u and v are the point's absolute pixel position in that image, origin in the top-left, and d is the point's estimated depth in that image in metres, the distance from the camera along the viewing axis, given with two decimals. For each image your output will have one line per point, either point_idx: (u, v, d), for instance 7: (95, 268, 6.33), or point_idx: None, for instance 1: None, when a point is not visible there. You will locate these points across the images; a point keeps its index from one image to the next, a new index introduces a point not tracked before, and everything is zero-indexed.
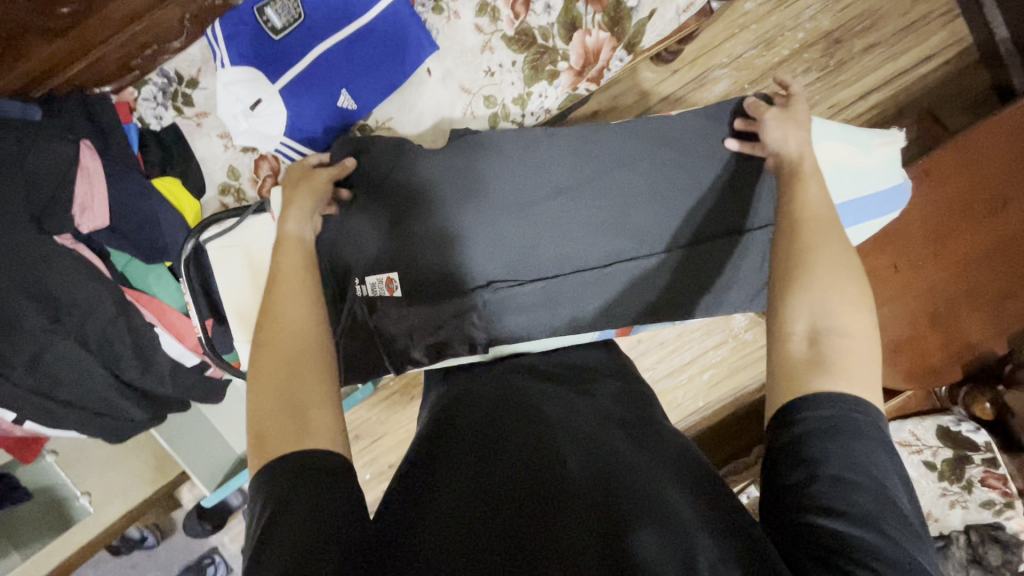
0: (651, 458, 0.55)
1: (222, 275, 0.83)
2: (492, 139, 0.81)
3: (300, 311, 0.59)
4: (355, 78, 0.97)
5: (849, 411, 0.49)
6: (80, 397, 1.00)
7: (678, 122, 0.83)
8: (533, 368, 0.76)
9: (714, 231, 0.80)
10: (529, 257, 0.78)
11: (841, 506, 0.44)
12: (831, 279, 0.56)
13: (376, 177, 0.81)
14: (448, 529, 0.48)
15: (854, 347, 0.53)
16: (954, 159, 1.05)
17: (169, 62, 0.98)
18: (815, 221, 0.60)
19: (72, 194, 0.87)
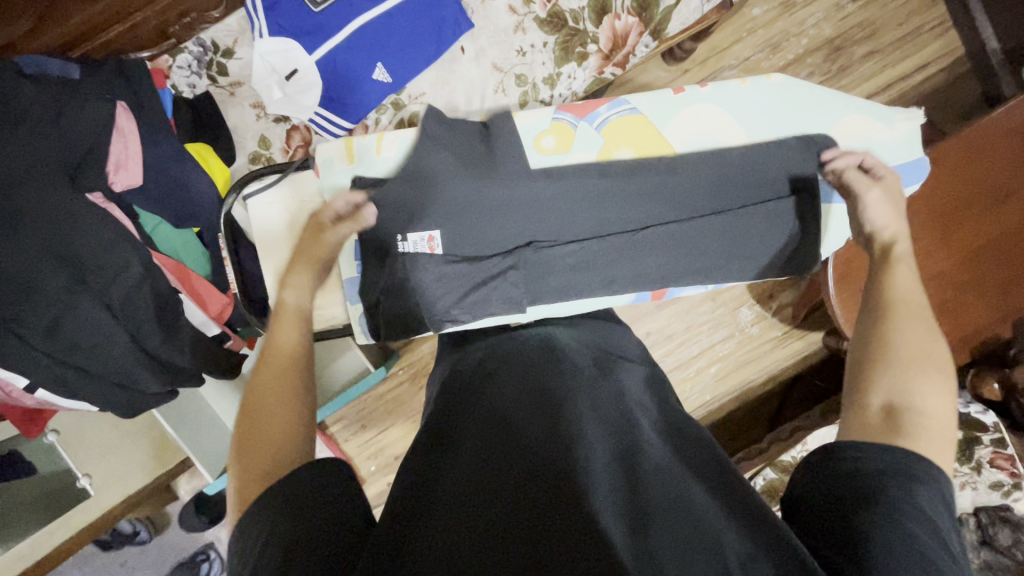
0: (675, 455, 0.57)
1: (265, 234, 0.85)
2: (533, 109, 0.83)
3: (283, 382, 0.56)
4: (392, 52, 0.99)
5: (901, 454, 0.49)
6: (97, 367, 0.94)
7: (723, 89, 0.83)
8: (556, 346, 0.72)
9: (756, 198, 0.81)
10: (567, 221, 0.80)
11: (889, 536, 0.45)
12: (919, 364, 0.55)
13: (418, 134, 0.81)
14: (471, 514, 0.50)
15: (930, 426, 0.52)
16: (963, 150, 1.10)
17: (206, 32, 0.99)
18: (913, 308, 0.59)
19: (107, 151, 0.87)
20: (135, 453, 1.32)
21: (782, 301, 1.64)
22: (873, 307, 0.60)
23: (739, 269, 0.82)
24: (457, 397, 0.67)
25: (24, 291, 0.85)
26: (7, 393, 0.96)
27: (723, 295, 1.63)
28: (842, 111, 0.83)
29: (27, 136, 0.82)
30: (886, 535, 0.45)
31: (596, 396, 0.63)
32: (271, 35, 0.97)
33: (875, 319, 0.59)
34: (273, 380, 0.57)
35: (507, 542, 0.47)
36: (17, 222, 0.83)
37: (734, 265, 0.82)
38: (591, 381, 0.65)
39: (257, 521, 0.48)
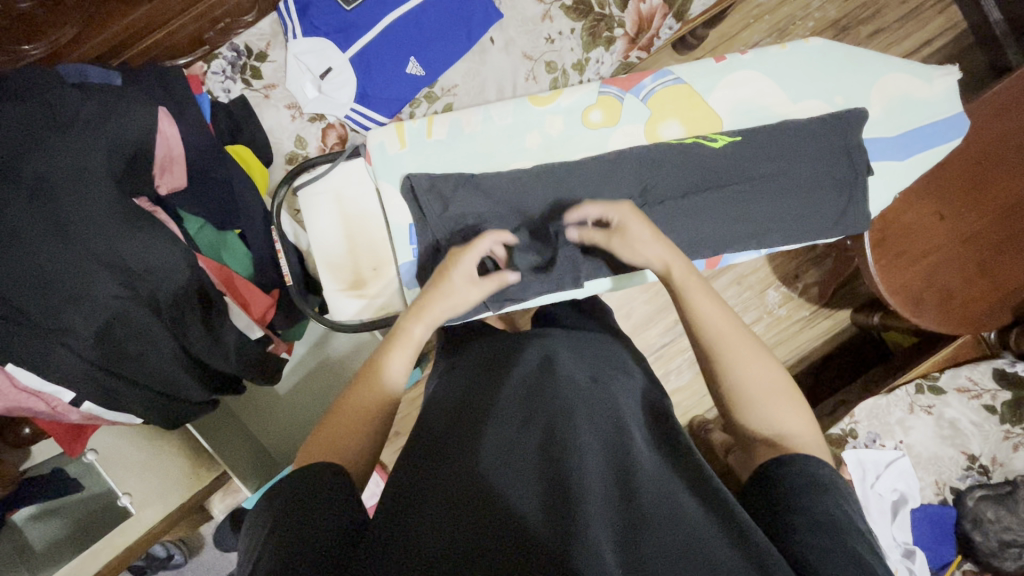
0: (668, 471, 0.57)
1: (314, 223, 0.82)
2: (577, 92, 0.83)
3: (364, 424, 0.59)
4: (423, 46, 1.00)
5: (823, 475, 0.54)
6: (144, 375, 0.92)
7: (765, 55, 0.84)
8: (552, 358, 0.69)
9: (806, 165, 0.81)
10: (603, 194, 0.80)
11: (821, 543, 0.48)
12: (775, 398, 0.59)
13: (465, 120, 0.82)
14: (457, 523, 0.48)
15: (808, 445, 0.57)
16: (984, 111, 1.12)
17: (239, 36, 1.00)
18: (722, 342, 0.61)
19: (155, 154, 0.88)
20: (174, 471, 1.29)
21: (807, 281, 1.64)
22: (702, 349, 0.62)
23: (791, 231, 0.82)
24: (454, 401, 0.67)
25: (70, 298, 0.82)
26: (51, 406, 0.90)
27: (748, 278, 1.62)
28: (883, 71, 0.84)
29: (74, 140, 0.80)
30: (821, 550, 0.47)
31: (591, 403, 0.61)
32: (305, 35, 0.99)
33: (716, 362, 0.61)
34: (351, 426, 0.58)
35: (494, 550, 0.45)
36: (64, 229, 0.80)
37: (787, 227, 0.82)
38: (586, 391, 0.64)
39: (267, 521, 0.49)
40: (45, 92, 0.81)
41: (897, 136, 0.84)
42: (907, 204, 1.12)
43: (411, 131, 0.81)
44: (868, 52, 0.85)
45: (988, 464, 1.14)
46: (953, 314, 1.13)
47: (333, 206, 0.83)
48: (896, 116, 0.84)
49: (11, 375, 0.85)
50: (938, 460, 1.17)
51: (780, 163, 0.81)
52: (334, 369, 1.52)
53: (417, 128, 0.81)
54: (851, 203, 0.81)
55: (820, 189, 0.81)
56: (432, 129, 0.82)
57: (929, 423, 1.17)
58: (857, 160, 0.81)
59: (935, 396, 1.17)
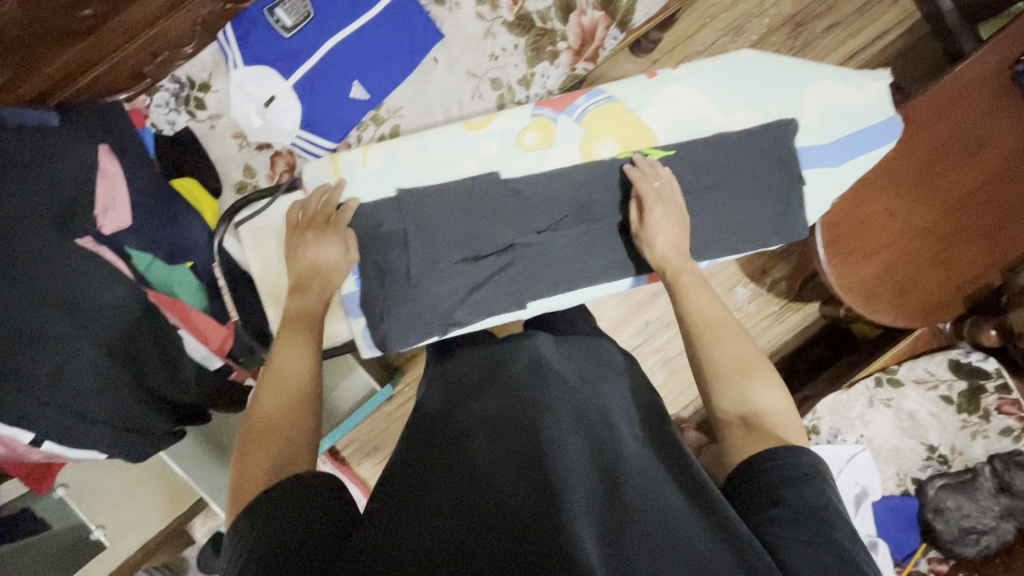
0: (654, 464, 0.58)
1: (258, 258, 0.82)
2: (508, 117, 0.83)
3: (298, 431, 0.59)
4: (364, 69, 1.00)
5: (798, 463, 0.54)
6: (104, 414, 0.91)
7: (697, 68, 0.85)
8: (541, 360, 0.71)
9: (746, 177, 0.82)
10: (536, 210, 0.81)
11: (804, 535, 0.48)
12: (747, 374, 0.63)
13: (400, 150, 0.83)
14: (447, 524, 0.49)
15: (777, 420, 0.60)
16: (931, 107, 1.13)
17: (181, 68, 1.00)
18: (707, 326, 0.67)
19: (95, 195, 0.88)
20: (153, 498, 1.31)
21: (775, 276, 1.65)
22: (688, 335, 0.68)
23: (731, 244, 0.82)
24: (443, 409, 0.68)
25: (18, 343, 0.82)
26: (10, 447, 0.90)
27: (716, 277, 1.63)
28: (814, 79, 0.85)
29: (12, 186, 0.81)
30: (808, 542, 0.47)
31: (579, 407, 0.64)
32: (246, 65, 0.98)
33: (698, 345, 0.66)
34: (289, 432, 0.59)
35: (483, 547, 0.47)
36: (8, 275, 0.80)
37: (730, 239, 0.82)
38: (575, 394, 0.66)
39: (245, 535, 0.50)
40: None
41: (832, 143, 0.84)
42: (858, 203, 1.13)
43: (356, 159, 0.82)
44: (797, 62, 0.86)
45: (947, 453, 1.17)
46: (908, 308, 1.15)
47: (275, 240, 0.83)
48: (830, 124, 0.85)
49: None
50: (899, 452, 1.19)
51: (733, 176, 0.82)
52: None
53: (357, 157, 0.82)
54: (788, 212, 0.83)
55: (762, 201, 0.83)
56: (371, 158, 0.82)
57: (888, 416, 1.19)
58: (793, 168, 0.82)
59: (893, 389, 1.19)
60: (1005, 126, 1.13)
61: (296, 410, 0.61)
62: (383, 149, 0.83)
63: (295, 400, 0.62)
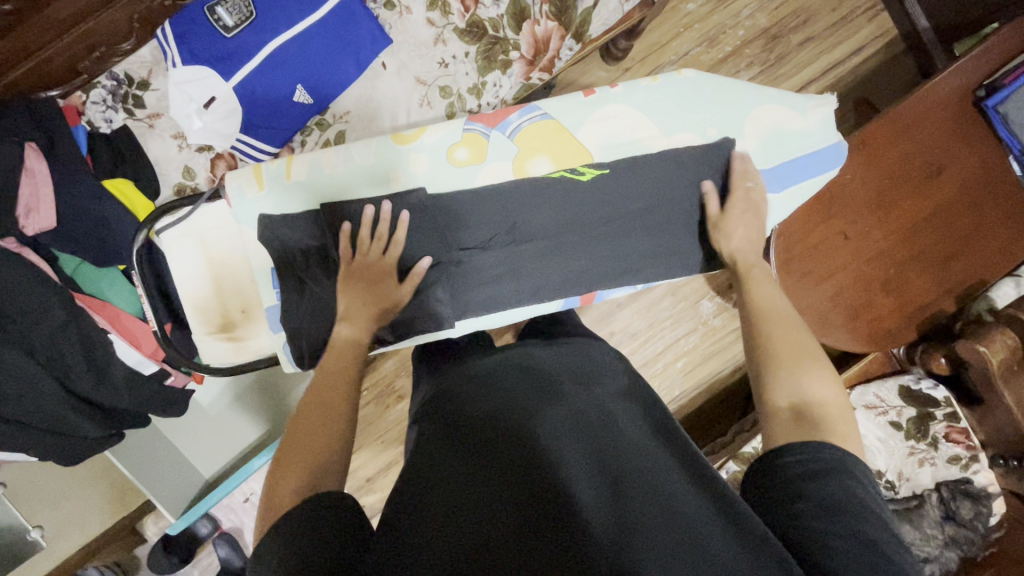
0: (660, 461, 0.60)
1: (176, 267, 0.79)
2: (440, 132, 0.80)
3: (330, 441, 0.59)
4: (307, 74, 0.98)
5: (821, 457, 0.56)
6: (30, 414, 0.92)
7: (638, 86, 0.82)
8: (531, 363, 0.73)
9: (680, 206, 0.82)
10: (469, 226, 0.80)
11: (839, 531, 0.51)
12: (798, 362, 0.65)
13: (326, 162, 0.78)
14: (465, 536, 0.53)
15: (829, 411, 0.61)
16: (890, 130, 1.11)
17: (118, 64, 0.97)
18: (776, 314, 0.69)
19: (16, 195, 0.84)
20: (96, 498, 1.28)
21: None
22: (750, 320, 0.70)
23: (657, 269, 0.83)
24: (441, 408, 0.70)
25: None
26: None
27: (682, 289, 1.62)
28: (758, 102, 0.83)
29: None
30: (839, 539, 0.50)
31: (576, 407, 0.65)
32: (185, 64, 0.96)
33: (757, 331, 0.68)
34: (319, 441, 0.59)
35: (502, 561, 0.50)
36: None
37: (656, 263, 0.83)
38: (568, 392, 0.68)
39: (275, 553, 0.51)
40: None
41: (771, 169, 0.83)
42: (811, 225, 1.12)
43: (285, 173, 0.78)
44: (742, 83, 0.83)
45: (894, 479, 1.15)
46: (859, 332, 1.14)
47: (198, 250, 0.80)
48: (771, 150, 0.83)
49: None
50: None
51: (758, 177, 0.80)
52: (270, 389, 1.52)
53: (286, 171, 0.78)
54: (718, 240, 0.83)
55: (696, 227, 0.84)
56: (296, 172, 0.78)
57: None
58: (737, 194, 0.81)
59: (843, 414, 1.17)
60: (963, 152, 1.12)
61: (332, 423, 0.61)
62: (309, 161, 0.78)
63: (331, 421, 0.61)
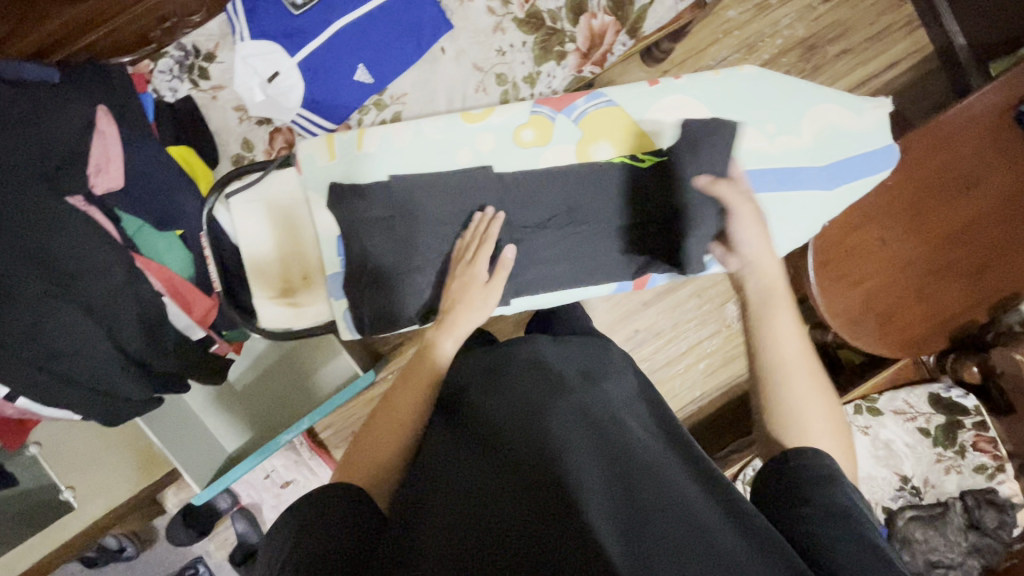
0: (668, 459, 0.59)
1: (245, 232, 0.82)
2: (506, 116, 0.84)
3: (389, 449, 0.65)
4: (370, 53, 1.01)
5: (821, 465, 0.57)
6: (80, 372, 0.91)
7: (704, 80, 0.86)
8: (541, 361, 0.74)
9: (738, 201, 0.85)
10: (530, 206, 0.83)
11: (832, 535, 0.52)
12: (810, 423, 0.61)
13: (402, 137, 0.83)
14: (471, 535, 0.52)
15: (826, 429, 0.61)
16: (931, 139, 1.13)
17: (187, 36, 1.00)
18: (781, 364, 0.63)
19: (88, 155, 0.87)
20: (123, 464, 1.29)
21: None
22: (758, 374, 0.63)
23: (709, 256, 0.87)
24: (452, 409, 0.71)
25: None
26: None
27: (709, 291, 1.63)
28: (819, 100, 0.87)
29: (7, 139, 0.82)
30: (837, 543, 0.51)
31: (585, 404, 0.65)
32: (253, 38, 0.99)
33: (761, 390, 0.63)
34: (382, 444, 0.66)
35: (507, 558, 0.49)
36: None
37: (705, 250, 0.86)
38: (576, 391, 0.67)
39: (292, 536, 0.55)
40: None
41: (831, 166, 0.85)
42: (850, 229, 1.13)
43: (359, 147, 0.82)
44: (803, 82, 0.87)
45: (919, 485, 1.17)
46: (891, 337, 1.15)
47: (264, 216, 0.83)
48: (833, 145, 0.85)
49: None
50: (873, 480, 1.18)
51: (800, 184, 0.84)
52: (292, 366, 1.52)
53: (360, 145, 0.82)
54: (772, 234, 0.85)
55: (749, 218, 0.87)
56: (371, 146, 0.83)
57: (865, 443, 1.19)
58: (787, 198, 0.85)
59: (872, 417, 1.19)
60: (1000, 165, 1.14)
61: (392, 432, 0.66)
62: (383, 135, 0.83)
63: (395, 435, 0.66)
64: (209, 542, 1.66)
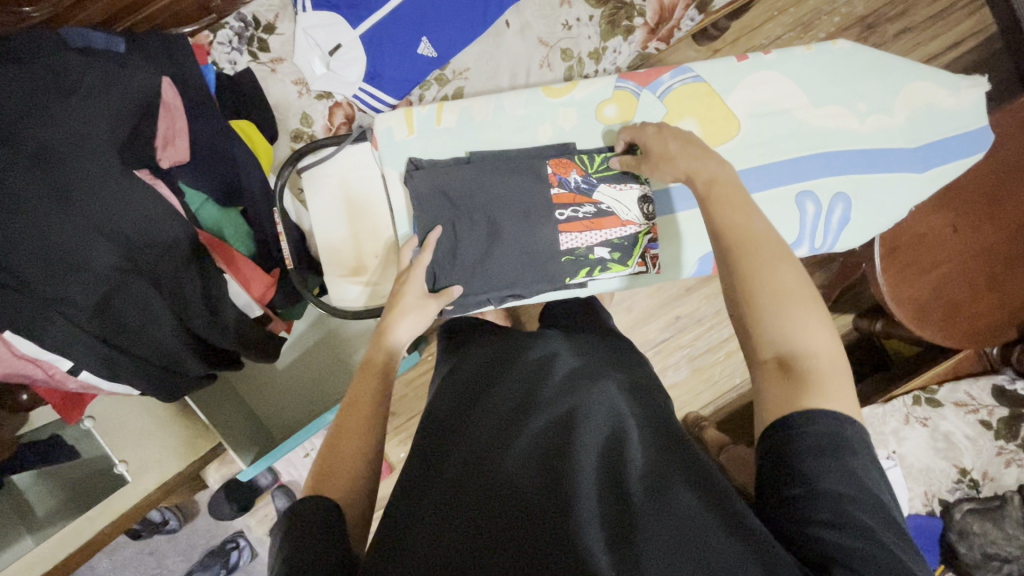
0: (664, 463, 0.55)
1: (320, 212, 0.88)
2: (590, 92, 0.90)
3: (361, 450, 0.58)
4: (436, 27, 0.99)
5: (834, 430, 0.49)
6: (143, 347, 0.90)
7: (791, 58, 0.92)
8: (549, 360, 0.69)
9: (806, 184, 0.89)
10: (597, 194, 0.88)
11: (840, 522, 0.45)
12: (786, 307, 0.55)
13: (494, 112, 0.89)
14: (458, 534, 0.48)
15: (820, 364, 0.52)
16: (1007, 122, 1.10)
17: (246, 6, 0.99)
18: (752, 245, 0.58)
19: (156, 128, 0.86)
20: (170, 440, 1.28)
21: (811, 284, 1.61)
22: (724, 254, 0.59)
23: (781, 240, 0.89)
24: (448, 405, 0.67)
25: (70, 267, 0.80)
26: (48, 373, 0.88)
27: None
28: (908, 81, 0.93)
29: (78, 106, 0.79)
30: (845, 537, 0.44)
31: (588, 405, 0.61)
32: (315, 9, 0.98)
33: (733, 273, 0.58)
34: (353, 443, 0.58)
35: (492, 561, 0.46)
36: (65, 198, 0.79)
37: (784, 233, 0.89)
38: (576, 388, 0.63)
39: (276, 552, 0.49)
40: (47, 57, 0.80)
41: (917, 147, 0.91)
42: (920, 214, 1.10)
43: (444, 119, 0.88)
44: (893, 62, 0.93)
45: (978, 478, 1.14)
46: (958, 328, 1.12)
47: (339, 193, 0.88)
48: (920, 124, 0.92)
49: (8, 342, 0.82)
50: (930, 471, 1.17)
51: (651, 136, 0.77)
52: (332, 347, 1.49)
53: (446, 119, 0.88)
54: (827, 223, 0.90)
55: (828, 202, 0.89)
56: (463, 120, 0.88)
57: (923, 435, 1.18)
58: (840, 192, 0.89)
59: (931, 409, 1.18)
60: None
61: (361, 436, 0.59)
62: (473, 108, 0.89)
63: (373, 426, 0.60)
64: (249, 517, 1.68)
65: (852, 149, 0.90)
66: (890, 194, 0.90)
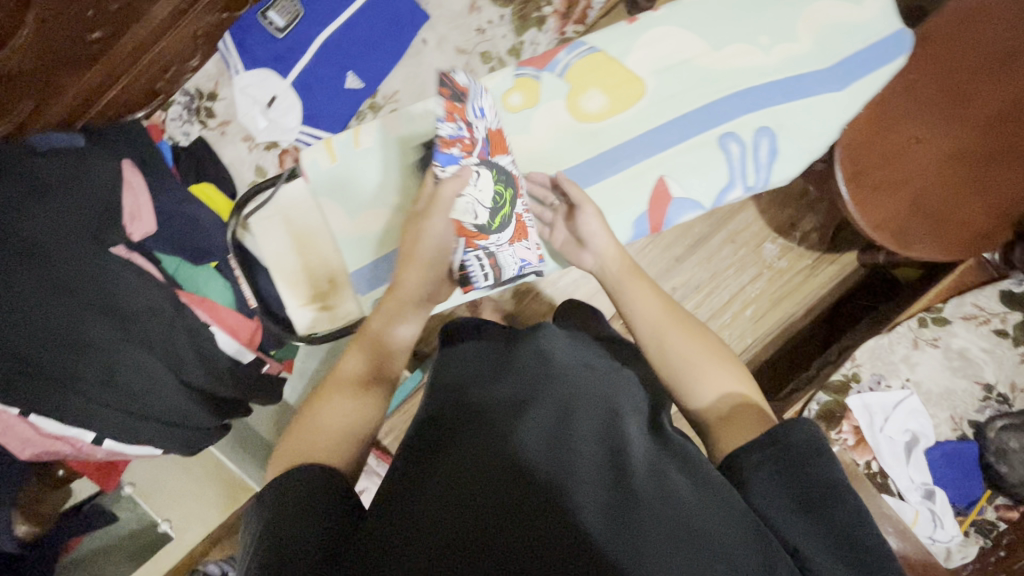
0: (658, 454, 0.57)
1: (270, 245, 0.94)
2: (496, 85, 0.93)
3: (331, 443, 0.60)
4: (357, 59, 1.08)
5: (817, 441, 0.55)
6: (155, 408, 0.96)
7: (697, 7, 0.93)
8: (549, 353, 0.70)
9: (731, 126, 0.90)
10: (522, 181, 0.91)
11: (826, 525, 0.50)
12: (724, 399, 0.64)
13: (409, 124, 0.92)
14: (454, 510, 0.49)
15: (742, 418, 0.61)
16: (956, 19, 1.06)
17: (189, 81, 1.10)
18: (667, 328, 0.71)
19: (121, 205, 0.94)
20: (210, 492, 1.34)
21: (806, 228, 1.57)
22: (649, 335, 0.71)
23: (710, 183, 0.90)
24: (446, 390, 0.68)
25: (73, 348, 0.88)
26: (75, 447, 0.95)
27: (742, 235, 1.56)
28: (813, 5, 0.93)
29: (51, 202, 0.87)
30: (830, 541, 0.49)
31: (588, 394, 0.63)
32: (247, 69, 1.08)
33: (663, 354, 0.69)
34: (324, 431, 0.61)
35: (490, 542, 0.46)
36: (55, 285, 0.87)
37: (713, 180, 0.90)
38: (574, 378, 0.65)
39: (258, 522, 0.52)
40: (16, 163, 0.88)
41: (832, 67, 0.91)
42: (880, 133, 1.06)
43: (363, 139, 0.92)
44: None
45: (1007, 392, 1.08)
46: (945, 241, 1.07)
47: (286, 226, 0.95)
48: (828, 42, 0.92)
49: (33, 424, 0.90)
50: (952, 394, 1.11)
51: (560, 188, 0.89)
52: None
53: (366, 139, 0.92)
54: (753, 160, 0.90)
55: (751, 138, 0.90)
56: (381, 137, 0.92)
57: (937, 356, 1.12)
58: (762, 125, 0.90)
59: (940, 328, 1.12)
60: None
61: (335, 427, 0.62)
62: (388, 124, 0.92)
63: (336, 420, 0.63)
64: None
65: (771, 84, 0.90)
66: (818, 118, 0.91)
